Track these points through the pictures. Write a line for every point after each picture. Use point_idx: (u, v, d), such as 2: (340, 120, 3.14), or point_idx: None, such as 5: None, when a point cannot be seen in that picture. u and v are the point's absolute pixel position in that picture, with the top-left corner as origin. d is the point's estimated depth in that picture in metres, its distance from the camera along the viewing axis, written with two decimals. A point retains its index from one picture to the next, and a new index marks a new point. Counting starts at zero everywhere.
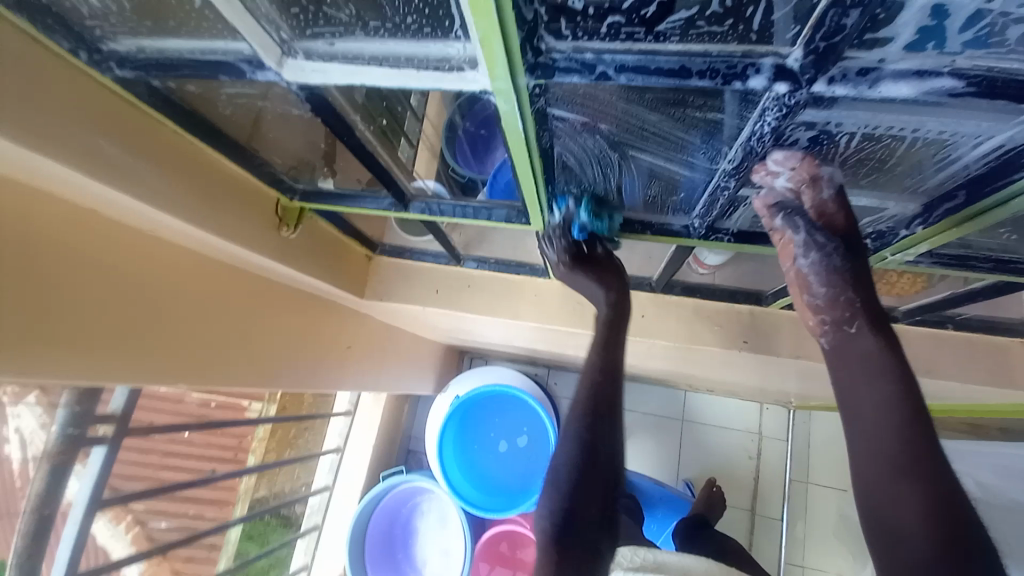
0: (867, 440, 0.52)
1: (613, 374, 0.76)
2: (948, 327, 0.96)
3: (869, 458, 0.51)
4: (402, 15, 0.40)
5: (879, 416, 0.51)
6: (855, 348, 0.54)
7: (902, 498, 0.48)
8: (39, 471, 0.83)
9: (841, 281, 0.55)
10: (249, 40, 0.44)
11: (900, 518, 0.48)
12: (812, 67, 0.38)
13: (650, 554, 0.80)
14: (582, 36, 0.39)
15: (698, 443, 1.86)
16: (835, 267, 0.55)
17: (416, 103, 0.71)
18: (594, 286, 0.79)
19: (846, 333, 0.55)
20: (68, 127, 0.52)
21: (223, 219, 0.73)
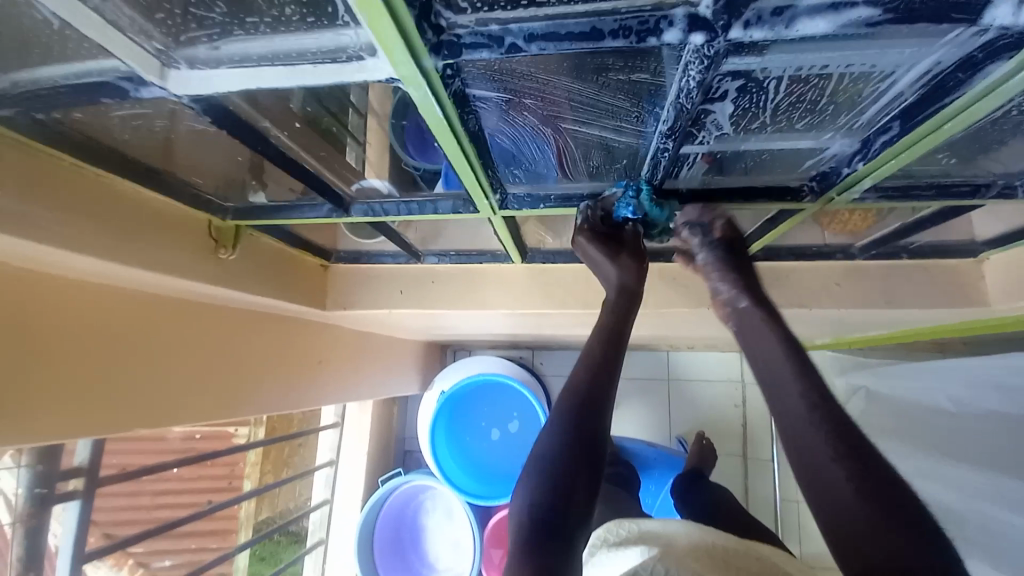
0: (783, 403, 0.60)
1: (615, 355, 0.74)
2: (902, 257, 0.98)
3: (788, 410, 0.59)
4: (279, 7, 0.36)
5: (783, 374, 0.62)
6: (753, 320, 0.69)
7: (820, 441, 0.55)
8: (17, 534, 0.80)
9: (727, 271, 0.74)
10: (120, 55, 0.39)
11: (826, 464, 0.54)
12: (724, 13, 0.35)
13: (635, 525, 0.83)
14: (482, 6, 0.36)
15: (685, 400, 1.90)
16: (718, 260, 0.75)
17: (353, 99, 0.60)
18: (607, 264, 0.76)
19: (739, 308, 0.72)
20: None
21: (152, 251, 0.68)
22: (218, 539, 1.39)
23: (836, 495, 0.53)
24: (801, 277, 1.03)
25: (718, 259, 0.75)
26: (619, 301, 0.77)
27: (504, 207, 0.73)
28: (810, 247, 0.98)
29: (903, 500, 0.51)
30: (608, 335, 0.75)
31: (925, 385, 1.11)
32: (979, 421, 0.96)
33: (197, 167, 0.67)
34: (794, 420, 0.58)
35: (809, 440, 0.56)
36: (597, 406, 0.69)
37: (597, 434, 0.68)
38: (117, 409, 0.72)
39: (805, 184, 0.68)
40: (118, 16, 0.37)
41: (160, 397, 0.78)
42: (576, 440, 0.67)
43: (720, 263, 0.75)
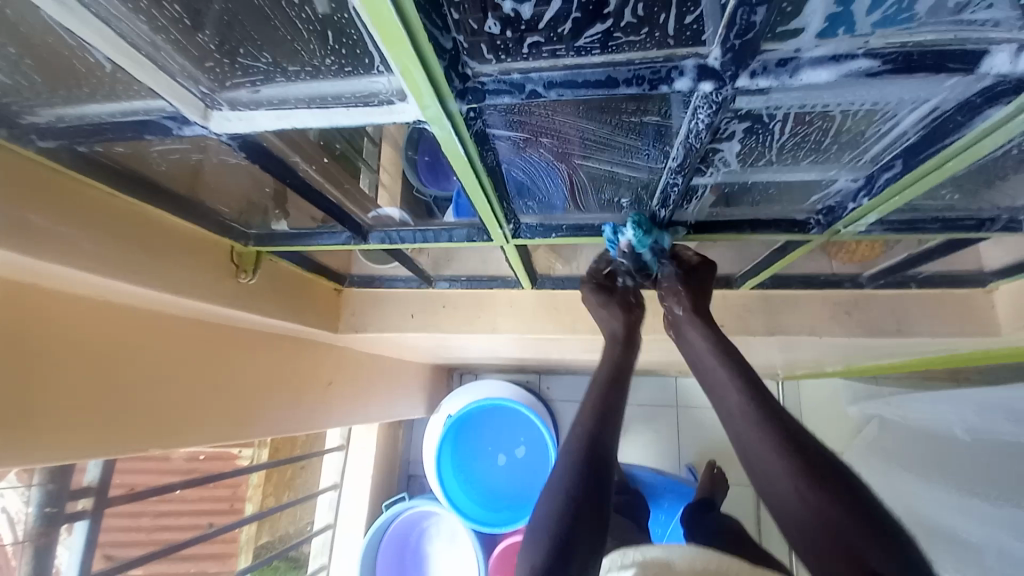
0: (728, 406, 0.67)
1: (617, 399, 0.77)
2: (911, 286, 0.99)
3: (735, 419, 0.65)
4: (319, 57, 0.39)
5: (723, 380, 0.69)
6: (687, 331, 0.77)
7: (766, 447, 0.60)
8: (22, 556, 0.79)
9: (678, 287, 0.77)
10: (169, 98, 0.42)
11: (772, 470, 0.59)
12: (732, 64, 0.38)
13: (638, 553, 0.81)
14: (506, 57, 0.38)
15: (693, 427, 1.88)
16: (674, 279, 0.77)
17: (371, 130, 0.61)
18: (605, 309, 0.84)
19: (680, 320, 0.78)
20: None
21: (173, 276, 0.70)
22: (218, 564, 1.37)
23: (785, 498, 0.58)
24: (808, 305, 1.04)
25: (676, 277, 0.77)
26: (618, 358, 0.82)
27: (517, 236, 0.75)
28: (818, 275, 1.00)
29: (850, 490, 0.56)
30: (611, 373, 0.80)
31: (938, 415, 1.10)
32: (995, 453, 0.95)
33: (222, 195, 0.70)
34: (742, 431, 0.64)
35: (756, 447, 0.61)
36: (603, 444, 0.72)
37: (607, 465, 0.70)
38: (132, 428, 0.73)
39: (812, 217, 0.69)
40: (169, 62, 0.40)
41: (173, 416, 0.80)
42: (587, 474, 0.68)
43: (676, 279, 0.77)
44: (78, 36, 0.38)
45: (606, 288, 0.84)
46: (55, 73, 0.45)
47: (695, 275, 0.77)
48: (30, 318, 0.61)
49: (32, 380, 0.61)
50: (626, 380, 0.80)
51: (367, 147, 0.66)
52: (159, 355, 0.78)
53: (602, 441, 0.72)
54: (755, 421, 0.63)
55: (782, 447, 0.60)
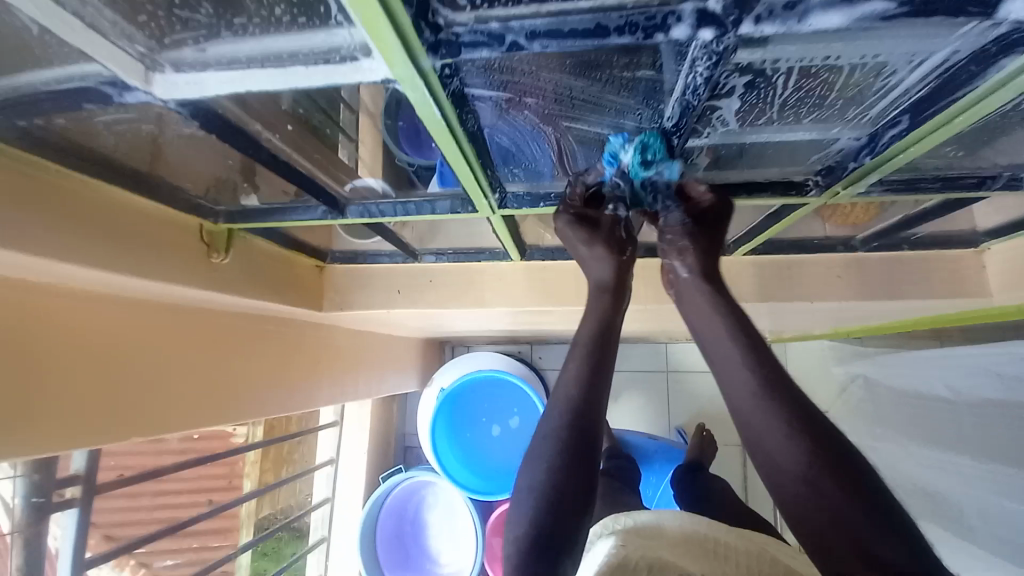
0: (731, 381, 0.62)
1: (608, 357, 0.70)
2: (903, 248, 0.98)
3: (736, 393, 0.61)
4: (268, 7, 0.34)
5: (726, 351, 0.63)
6: (691, 290, 0.72)
7: (771, 428, 0.57)
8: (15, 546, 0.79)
9: (684, 241, 0.72)
10: (102, 60, 0.37)
11: (775, 450, 0.57)
12: (735, 8, 0.34)
13: (629, 519, 0.82)
14: (481, 4, 0.34)
15: (684, 392, 1.91)
16: (682, 227, 0.71)
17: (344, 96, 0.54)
18: (591, 250, 0.72)
19: (682, 278, 0.73)
20: None
21: (141, 260, 0.66)
22: (219, 538, 1.39)
23: (787, 476, 0.56)
24: (802, 270, 1.02)
25: (685, 225, 0.71)
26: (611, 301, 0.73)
27: (502, 206, 0.71)
28: (812, 240, 0.98)
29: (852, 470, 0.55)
30: (599, 332, 0.71)
31: (920, 375, 1.12)
32: (970, 406, 0.96)
33: (184, 170, 0.65)
34: (744, 408, 0.60)
35: (761, 428, 0.58)
36: (591, 413, 0.66)
37: (593, 435, 0.65)
38: (114, 418, 0.70)
39: (810, 178, 0.67)
40: (98, 18, 0.35)
41: (160, 407, 0.76)
42: (571, 443, 0.63)
43: (683, 230, 0.71)
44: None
45: (590, 223, 0.70)
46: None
47: (700, 223, 0.70)
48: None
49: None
50: (614, 339, 0.72)
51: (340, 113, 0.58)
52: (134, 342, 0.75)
53: (590, 411, 0.66)
54: (758, 398, 0.59)
55: (791, 431, 0.57)
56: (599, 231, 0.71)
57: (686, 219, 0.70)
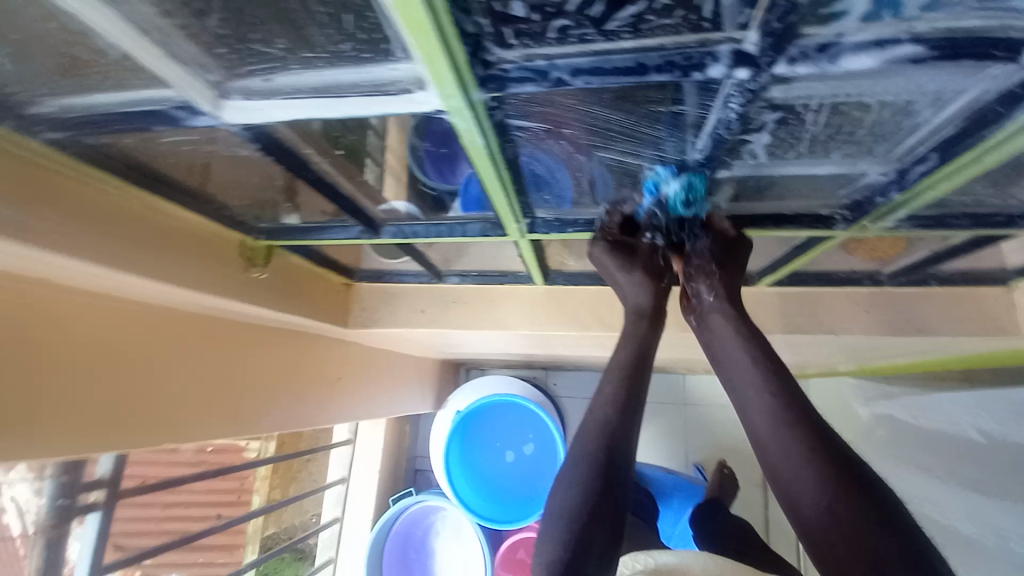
0: (743, 394, 0.64)
1: (642, 384, 0.70)
2: (931, 284, 0.97)
3: (756, 419, 0.61)
4: (336, 43, 0.37)
5: (743, 365, 0.65)
6: (714, 316, 0.71)
7: (789, 454, 0.57)
8: (34, 546, 0.80)
9: (712, 267, 0.70)
10: (177, 88, 0.40)
11: (792, 477, 0.56)
12: (770, 49, 0.36)
13: (650, 559, 0.80)
14: (531, 43, 0.36)
15: (703, 425, 1.87)
16: (709, 255, 0.70)
17: (374, 122, 0.56)
18: (621, 274, 0.73)
19: (707, 304, 0.72)
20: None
21: (181, 272, 0.69)
22: (225, 554, 1.36)
23: (801, 488, 0.55)
24: (827, 303, 1.01)
25: (711, 253, 0.70)
26: (642, 325, 0.74)
27: (532, 231, 0.73)
28: (836, 272, 0.97)
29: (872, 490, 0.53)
30: (633, 361, 0.71)
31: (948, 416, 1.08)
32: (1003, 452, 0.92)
33: (234, 188, 0.69)
34: (760, 432, 0.60)
35: (778, 452, 0.58)
36: (625, 439, 0.66)
37: (623, 464, 0.64)
38: (140, 424, 0.72)
39: (837, 213, 0.67)
40: (179, 50, 0.38)
41: (175, 413, 0.79)
42: (604, 471, 0.63)
43: (709, 257, 0.70)
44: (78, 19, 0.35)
45: (625, 249, 0.71)
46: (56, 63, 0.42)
47: (730, 252, 0.69)
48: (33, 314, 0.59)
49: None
50: (648, 369, 0.71)
51: (371, 141, 0.60)
52: (169, 350, 0.77)
53: (623, 439, 0.66)
54: (779, 425, 0.59)
55: (807, 442, 0.56)
56: (635, 257, 0.72)
57: (715, 245, 0.69)
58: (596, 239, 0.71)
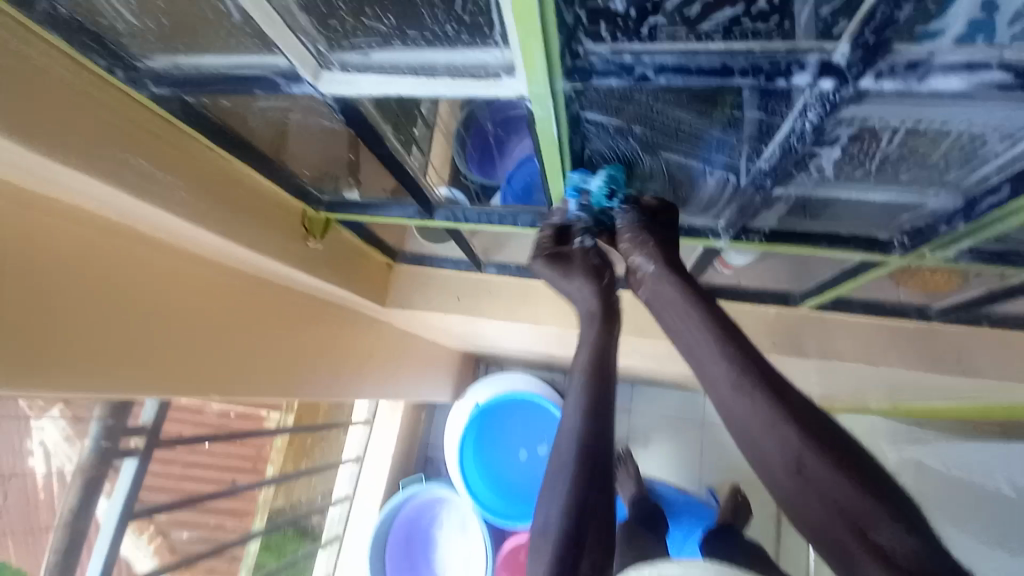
0: (705, 368, 0.58)
1: (607, 378, 0.65)
2: (983, 324, 0.94)
3: (715, 386, 0.56)
4: (440, 25, 0.39)
5: (699, 338, 0.58)
6: (661, 287, 0.63)
7: (752, 417, 0.53)
8: (72, 486, 0.83)
9: (644, 239, 0.62)
10: (287, 54, 0.43)
11: (761, 437, 0.52)
12: (859, 62, 0.36)
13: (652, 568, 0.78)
14: (621, 37, 0.38)
15: (719, 447, 1.84)
16: (636, 225, 0.63)
17: (427, 110, 0.66)
18: (563, 283, 0.70)
19: (653, 276, 0.64)
20: (94, 143, 0.51)
21: (249, 233, 0.72)
22: (234, 519, 1.34)
23: (779, 463, 0.51)
24: (872, 333, 0.98)
25: (636, 223, 0.63)
26: (598, 325, 0.67)
27: None
28: (883, 302, 0.96)
29: (847, 451, 0.50)
30: (595, 365, 0.65)
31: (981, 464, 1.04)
32: None
33: (306, 157, 0.73)
34: (722, 402, 0.55)
35: (741, 416, 0.53)
36: (602, 436, 0.61)
37: (598, 469, 0.59)
38: (190, 372, 0.75)
39: (896, 237, 0.67)
40: (296, 19, 0.41)
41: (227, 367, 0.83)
42: (586, 492, 0.58)
43: (634, 226, 0.63)
44: None
45: (562, 258, 0.69)
46: (178, 13, 0.47)
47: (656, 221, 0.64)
48: (112, 253, 0.64)
49: (104, 313, 0.62)
50: (612, 372, 0.65)
51: (420, 128, 0.70)
52: (224, 305, 0.81)
53: (602, 443, 0.61)
54: (740, 390, 0.54)
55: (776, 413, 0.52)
56: (572, 261, 0.69)
57: (639, 217, 0.63)
58: (529, 259, 0.70)
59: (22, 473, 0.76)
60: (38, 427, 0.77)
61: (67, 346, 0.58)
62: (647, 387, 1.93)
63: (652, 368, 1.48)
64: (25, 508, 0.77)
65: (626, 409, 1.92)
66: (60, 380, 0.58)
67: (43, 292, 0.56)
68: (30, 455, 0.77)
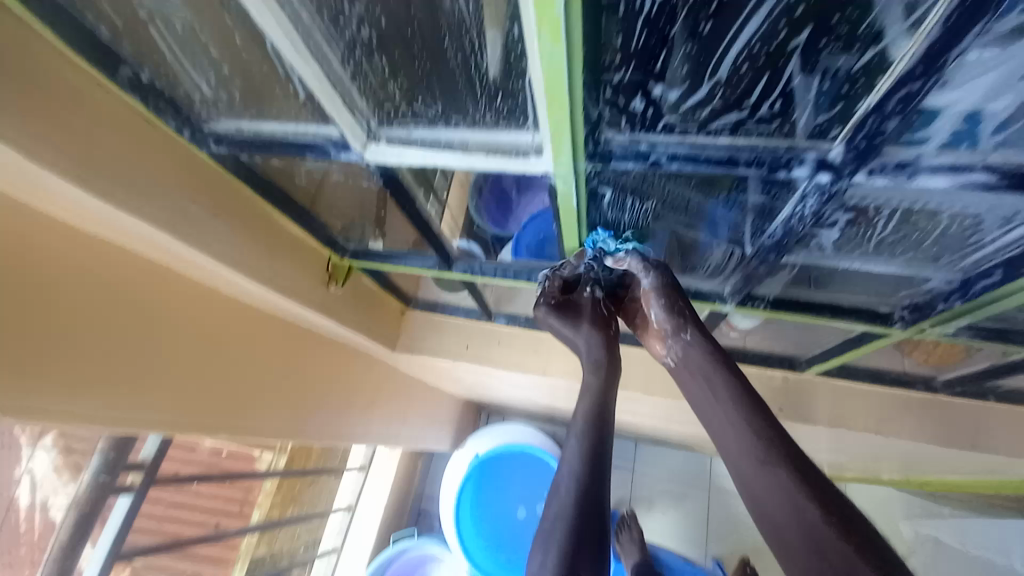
0: (714, 423, 0.58)
1: (606, 427, 0.66)
2: (989, 398, 0.95)
3: (740, 457, 0.54)
4: (481, 113, 0.45)
5: (715, 398, 0.58)
6: (689, 349, 0.63)
7: (777, 496, 0.50)
8: (67, 518, 0.79)
9: (668, 299, 0.62)
10: (342, 129, 0.49)
11: (786, 523, 0.49)
12: (853, 160, 0.40)
13: None
14: (639, 129, 0.43)
15: (726, 514, 1.77)
16: (659, 288, 0.62)
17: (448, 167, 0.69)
18: (570, 333, 0.73)
19: (681, 342, 0.64)
20: (155, 191, 0.55)
21: (279, 277, 0.76)
22: (213, 566, 1.29)
23: (785, 528, 0.48)
24: (880, 402, 0.99)
25: (662, 284, 0.62)
26: (602, 376, 0.70)
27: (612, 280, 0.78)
28: (888, 372, 0.97)
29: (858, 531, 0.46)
30: (593, 419, 0.66)
31: None
32: None
33: (338, 210, 0.79)
34: (744, 478, 0.53)
35: (768, 494, 0.50)
36: (600, 486, 0.61)
37: (596, 516, 0.59)
38: (200, 411, 0.76)
39: (896, 311, 0.70)
40: (354, 101, 0.47)
41: (237, 405, 0.83)
42: (577, 545, 0.56)
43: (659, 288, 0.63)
44: (289, 67, 0.44)
45: (570, 310, 0.73)
46: (249, 90, 0.52)
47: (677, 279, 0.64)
48: (149, 289, 0.67)
49: (132, 347, 0.65)
50: (610, 418, 0.67)
51: (440, 184, 0.72)
52: (242, 344, 0.83)
53: (598, 494, 0.60)
54: (765, 465, 0.52)
55: (776, 470, 0.51)
56: (580, 313, 0.73)
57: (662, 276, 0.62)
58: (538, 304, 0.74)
59: (9, 505, 0.76)
60: (28, 456, 0.77)
61: (94, 378, 0.60)
62: (651, 445, 1.89)
63: (657, 427, 1.47)
64: (8, 538, 0.75)
65: (629, 468, 1.88)
66: (83, 413, 0.59)
67: (80, 328, 0.58)
68: (16, 484, 0.76)
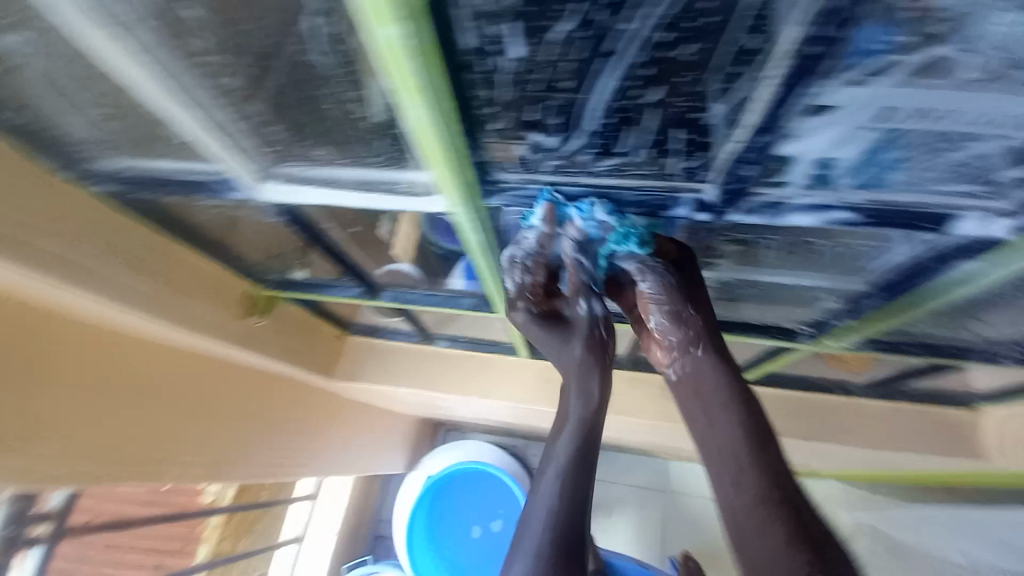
0: (693, 417, 0.54)
1: (591, 453, 0.55)
2: (898, 398, 1.01)
3: (716, 457, 0.50)
4: (368, 155, 0.45)
5: (706, 398, 0.53)
6: (698, 364, 0.55)
7: (741, 488, 0.46)
8: None
9: (677, 303, 0.55)
10: (230, 166, 0.48)
11: (746, 521, 0.45)
12: (725, 201, 0.43)
13: None
14: (531, 169, 0.44)
15: (681, 517, 1.81)
16: (667, 290, 0.54)
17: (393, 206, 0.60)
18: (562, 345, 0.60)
19: (687, 355, 0.56)
20: (34, 235, 0.50)
21: (188, 313, 0.71)
22: None
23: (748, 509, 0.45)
24: (802, 409, 1.04)
25: (667, 288, 0.54)
26: (595, 405, 0.57)
27: None
28: (809, 378, 1.03)
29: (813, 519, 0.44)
30: (580, 447, 0.55)
31: None
32: None
33: (253, 242, 0.75)
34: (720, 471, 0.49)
35: (735, 489, 0.47)
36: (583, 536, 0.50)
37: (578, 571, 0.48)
38: (112, 460, 0.69)
39: (799, 327, 0.74)
40: (240, 142, 0.45)
41: (158, 448, 0.76)
42: None
43: (663, 291, 0.54)
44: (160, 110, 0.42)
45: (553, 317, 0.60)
46: (124, 133, 0.49)
47: (688, 282, 0.55)
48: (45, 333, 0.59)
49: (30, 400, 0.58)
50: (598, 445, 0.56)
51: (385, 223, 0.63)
52: (161, 384, 0.77)
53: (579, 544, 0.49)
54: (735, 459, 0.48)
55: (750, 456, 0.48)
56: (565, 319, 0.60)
57: (668, 280, 0.54)
58: (516, 306, 0.60)
59: None
60: None
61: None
62: (607, 453, 1.92)
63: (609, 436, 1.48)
64: None
65: None
66: None
67: None
68: None
